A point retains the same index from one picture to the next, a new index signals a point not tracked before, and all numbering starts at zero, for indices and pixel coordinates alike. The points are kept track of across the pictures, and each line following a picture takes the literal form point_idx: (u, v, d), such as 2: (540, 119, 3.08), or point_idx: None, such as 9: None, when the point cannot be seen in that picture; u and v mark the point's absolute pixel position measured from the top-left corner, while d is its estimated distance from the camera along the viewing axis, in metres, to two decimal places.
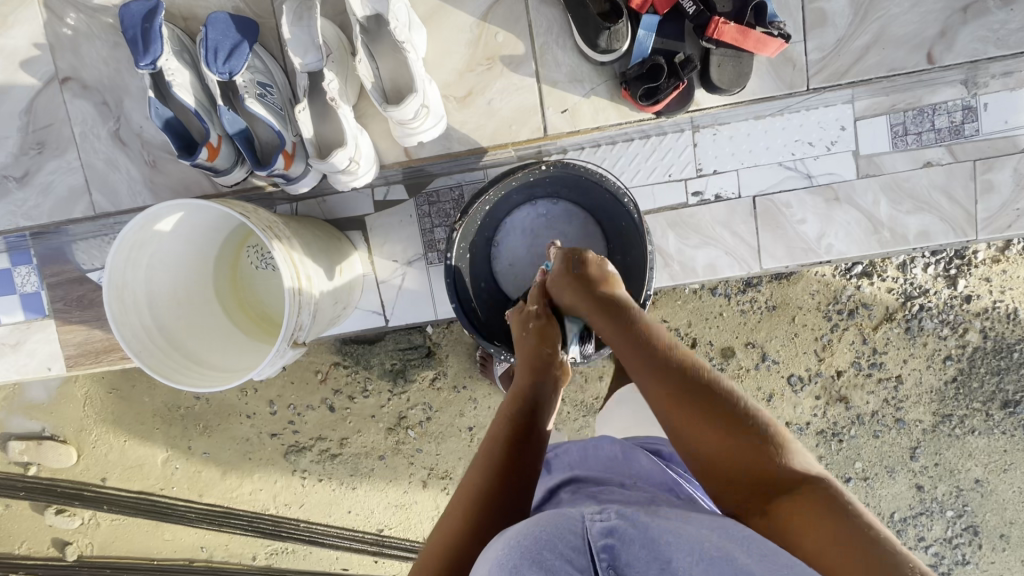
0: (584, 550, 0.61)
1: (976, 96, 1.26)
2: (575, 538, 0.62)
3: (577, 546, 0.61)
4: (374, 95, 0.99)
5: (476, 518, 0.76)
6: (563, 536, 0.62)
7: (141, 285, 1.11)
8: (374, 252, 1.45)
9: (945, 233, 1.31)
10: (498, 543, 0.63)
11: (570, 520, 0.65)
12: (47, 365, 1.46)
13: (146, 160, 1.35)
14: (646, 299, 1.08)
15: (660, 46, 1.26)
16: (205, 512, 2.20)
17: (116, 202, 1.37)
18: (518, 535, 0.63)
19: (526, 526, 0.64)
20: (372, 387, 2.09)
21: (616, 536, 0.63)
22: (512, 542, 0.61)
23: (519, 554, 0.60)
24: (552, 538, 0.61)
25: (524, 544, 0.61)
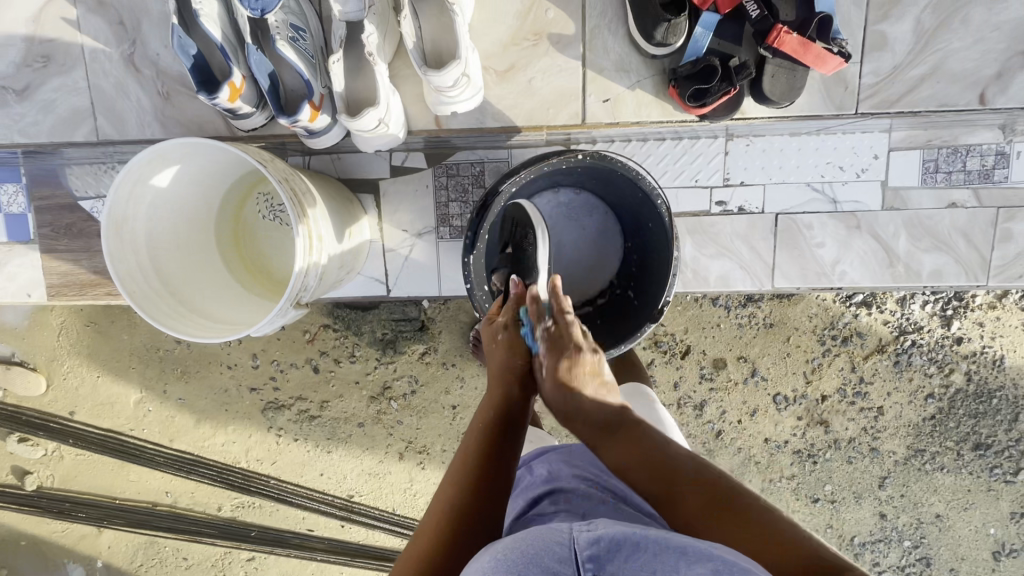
0: (568, 559, 0.60)
1: (1011, 143, 1.25)
2: (561, 549, 0.61)
3: (561, 557, 0.60)
4: (414, 56, 0.93)
5: (446, 534, 0.74)
6: (546, 548, 0.61)
7: (142, 222, 1.05)
8: (385, 218, 1.41)
9: (957, 275, 1.31)
10: (483, 556, 0.64)
11: (556, 534, 0.64)
12: (28, 291, 1.40)
13: (159, 90, 1.27)
14: (662, 306, 1.04)
15: (715, 46, 1.22)
16: (174, 457, 2.17)
17: (122, 131, 1.30)
18: (503, 550, 0.63)
19: (511, 543, 0.64)
20: (359, 353, 2.07)
21: (602, 545, 0.61)
22: (496, 558, 0.62)
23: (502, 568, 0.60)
24: (537, 551, 0.61)
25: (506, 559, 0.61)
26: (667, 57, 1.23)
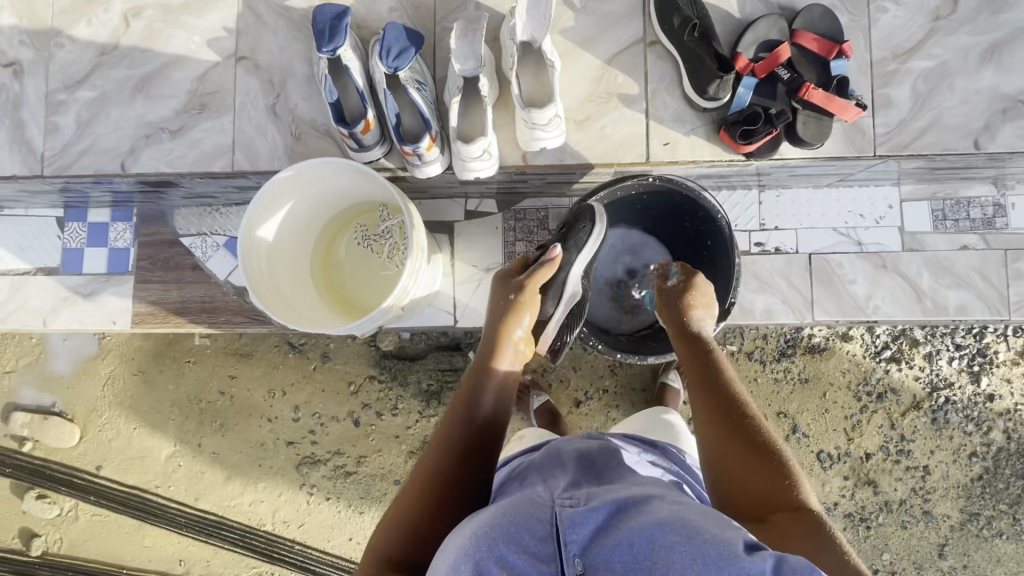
0: (548, 539, 0.66)
1: (1005, 197, 1.46)
2: (541, 527, 0.68)
3: (541, 535, 0.66)
4: (518, 100, 1.16)
5: (439, 501, 0.84)
6: (526, 528, 0.67)
7: (263, 233, 1.22)
8: (456, 256, 1.56)
9: (981, 310, 1.44)
10: (466, 530, 0.71)
11: (543, 510, 0.71)
12: (114, 319, 1.65)
13: None
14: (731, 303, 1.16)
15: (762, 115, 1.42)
16: (195, 518, 2.17)
17: None
18: (488, 525, 0.70)
19: (495, 516, 0.70)
20: (402, 405, 2.10)
21: (582, 525, 0.67)
22: (478, 534, 0.68)
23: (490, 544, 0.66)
24: (519, 529, 0.67)
25: (490, 532, 0.68)
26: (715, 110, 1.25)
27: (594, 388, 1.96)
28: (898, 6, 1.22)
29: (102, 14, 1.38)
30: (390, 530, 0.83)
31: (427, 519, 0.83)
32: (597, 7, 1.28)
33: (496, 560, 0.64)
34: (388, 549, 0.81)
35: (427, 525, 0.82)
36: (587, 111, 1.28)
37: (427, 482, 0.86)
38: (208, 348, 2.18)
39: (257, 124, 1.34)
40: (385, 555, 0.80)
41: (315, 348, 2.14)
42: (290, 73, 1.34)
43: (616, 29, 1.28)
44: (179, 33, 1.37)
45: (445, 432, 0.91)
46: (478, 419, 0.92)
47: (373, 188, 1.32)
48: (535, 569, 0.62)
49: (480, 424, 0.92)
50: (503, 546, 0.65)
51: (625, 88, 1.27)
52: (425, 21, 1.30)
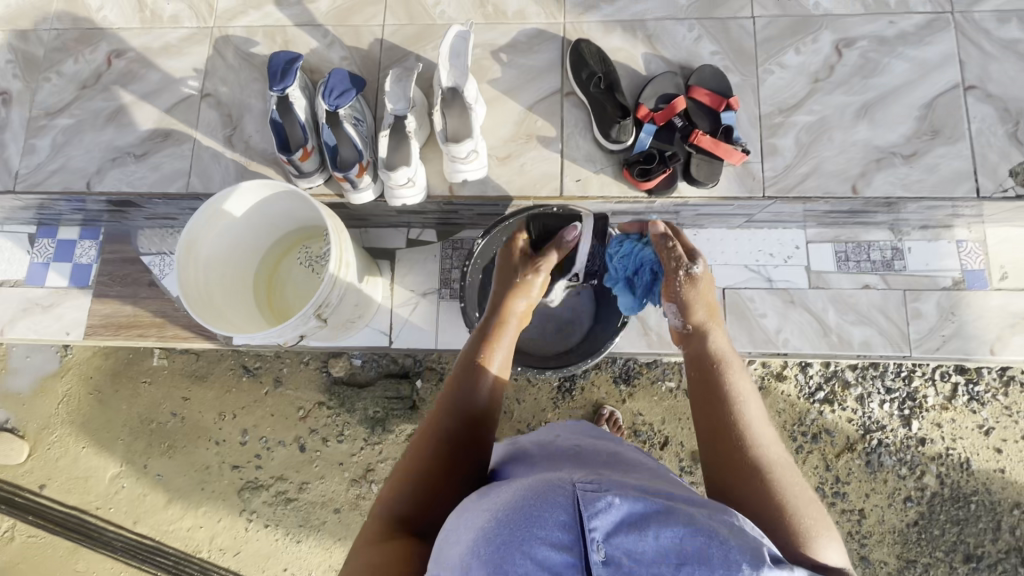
0: (573, 524, 0.55)
1: (902, 241, 1.57)
2: (564, 512, 0.57)
3: (564, 520, 0.56)
4: (440, 136, 1.30)
5: (446, 457, 0.85)
6: (547, 509, 0.57)
7: (206, 247, 1.32)
8: (396, 280, 1.66)
9: (883, 346, 1.53)
10: (484, 514, 0.62)
11: (561, 491, 0.61)
12: (68, 330, 1.73)
13: None
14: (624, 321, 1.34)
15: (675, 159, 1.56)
16: (132, 542, 2.14)
17: None
18: (501, 510, 0.60)
19: (515, 501, 0.61)
20: (348, 432, 2.12)
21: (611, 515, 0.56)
22: (495, 520, 0.58)
23: (501, 530, 0.57)
24: (538, 514, 0.57)
25: (511, 517, 0.58)
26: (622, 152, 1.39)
27: (536, 420, 1.96)
28: (782, 70, 1.40)
29: (89, 53, 1.57)
30: (398, 488, 0.82)
31: (435, 470, 0.84)
32: (522, 62, 1.46)
33: (518, 548, 0.54)
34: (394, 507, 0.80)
35: (430, 478, 0.83)
36: (509, 150, 1.42)
37: (437, 443, 0.87)
38: (164, 369, 2.22)
39: (213, 151, 1.48)
40: (391, 510, 0.79)
41: (268, 372, 2.18)
42: (249, 108, 1.50)
43: (538, 80, 1.45)
44: (155, 71, 1.54)
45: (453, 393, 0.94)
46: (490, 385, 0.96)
47: (311, 212, 1.44)
48: (558, 557, 0.52)
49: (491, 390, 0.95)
50: (518, 535, 0.55)
51: (543, 131, 1.42)
52: (371, 70, 1.48)
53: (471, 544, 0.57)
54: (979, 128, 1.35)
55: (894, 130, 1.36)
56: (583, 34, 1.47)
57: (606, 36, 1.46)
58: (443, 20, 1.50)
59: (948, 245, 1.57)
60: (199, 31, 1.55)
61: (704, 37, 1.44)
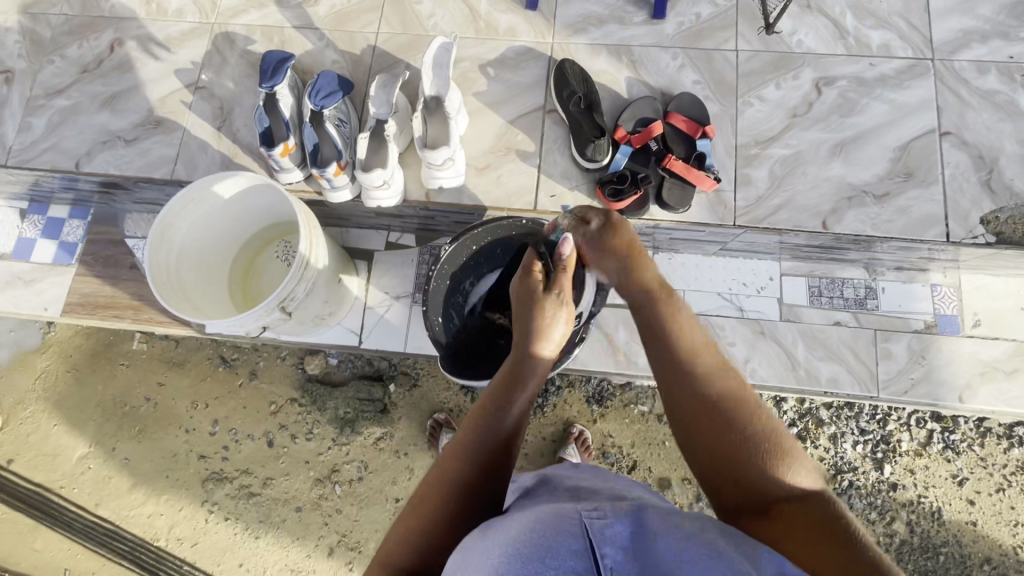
0: (583, 551, 0.58)
1: (876, 281, 1.57)
2: (573, 540, 0.60)
3: (575, 549, 0.58)
4: (418, 141, 1.32)
5: (462, 507, 0.78)
6: (558, 539, 0.59)
7: (180, 232, 1.34)
8: (372, 281, 1.67)
9: (851, 385, 1.51)
10: (493, 548, 0.62)
11: (571, 522, 0.63)
12: (46, 306, 1.76)
13: None
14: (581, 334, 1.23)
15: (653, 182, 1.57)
16: (92, 525, 2.13)
17: None
18: (514, 542, 0.61)
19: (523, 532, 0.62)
20: (317, 430, 2.12)
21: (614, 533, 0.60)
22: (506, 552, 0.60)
23: (515, 564, 0.57)
24: (549, 544, 0.59)
25: (522, 549, 0.60)
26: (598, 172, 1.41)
27: None
28: (761, 103, 1.42)
29: (94, 39, 1.62)
30: (408, 537, 0.78)
31: (451, 522, 0.78)
32: (508, 78, 1.49)
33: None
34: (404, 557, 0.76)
35: (443, 532, 0.77)
36: (488, 160, 1.44)
37: (452, 490, 0.79)
38: (143, 353, 2.23)
39: (201, 141, 1.52)
40: (399, 560, 0.75)
41: (245, 364, 2.19)
42: (239, 103, 1.54)
43: (522, 96, 1.48)
44: (154, 61, 1.59)
45: (470, 432, 0.84)
46: (507, 419, 0.84)
47: (289, 207, 1.46)
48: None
49: (509, 423, 0.84)
50: (531, 566, 0.57)
51: (522, 144, 1.45)
52: (362, 74, 1.52)
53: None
54: (952, 174, 1.36)
55: (868, 169, 1.37)
56: (569, 55, 1.50)
57: (592, 58, 1.49)
58: (435, 32, 1.54)
59: (922, 288, 1.56)
60: (201, 26, 1.60)
61: (687, 66, 1.47)
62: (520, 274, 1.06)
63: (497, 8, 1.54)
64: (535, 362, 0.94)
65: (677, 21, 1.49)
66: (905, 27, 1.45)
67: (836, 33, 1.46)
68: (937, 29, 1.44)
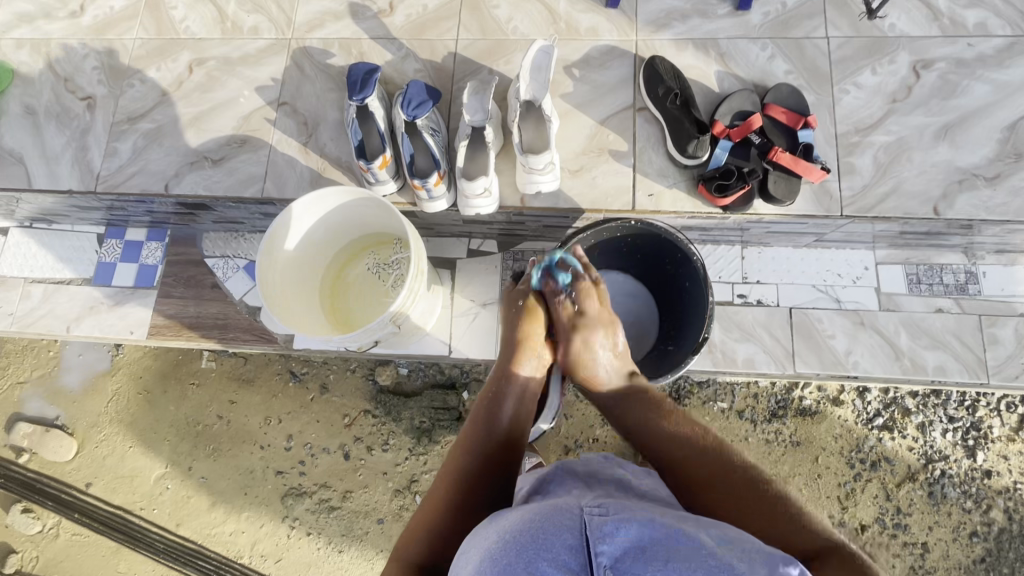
0: (580, 548, 0.57)
1: (976, 265, 1.54)
2: (571, 536, 0.58)
3: (572, 545, 0.57)
4: (518, 147, 1.31)
5: (457, 495, 0.84)
6: (556, 534, 0.59)
7: (283, 250, 1.33)
8: (457, 290, 1.66)
9: (959, 372, 1.48)
10: (493, 536, 0.64)
11: (567, 522, 0.61)
12: (132, 329, 1.77)
13: None
14: (704, 338, 1.20)
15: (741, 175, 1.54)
16: (175, 545, 2.15)
17: None
18: (513, 532, 0.62)
19: (523, 524, 0.63)
20: (393, 441, 2.11)
21: (614, 535, 0.58)
22: (505, 542, 0.61)
23: (509, 554, 0.58)
24: (546, 537, 0.59)
25: (518, 538, 0.60)
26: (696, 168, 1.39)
27: (585, 437, 1.91)
28: (858, 89, 1.40)
29: (171, 62, 1.62)
30: (417, 531, 0.83)
31: (455, 521, 0.83)
32: (594, 78, 1.48)
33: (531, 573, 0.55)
34: (414, 549, 0.81)
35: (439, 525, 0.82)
36: (581, 163, 1.43)
37: (447, 478, 0.86)
38: (212, 372, 2.23)
39: (289, 157, 1.52)
40: (418, 557, 0.80)
41: (315, 379, 2.18)
42: (323, 117, 1.53)
43: (610, 96, 1.46)
44: (234, 79, 1.59)
45: (466, 431, 0.92)
46: (497, 426, 0.93)
47: (384, 220, 1.45)
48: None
49: (499, 429, 0.92)
50: (524, 556, 0.57)
51: (614, 145, 1.43)
52: (445, 82, 1.51)
53: (482, 565, 0.60)
54: None
55: (976, 152, 1.34)
56: (655, 52, 1.48)
57: (679, 53, 1.47)
58: (516, 36, 1.53)
59: None
60: (278, 42, 1.60)
61: (778, 56, 1.44)
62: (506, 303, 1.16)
63: (577, 8, 1.53)
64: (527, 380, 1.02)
65: (763, 11, 1.47)
66: (1001, 4, 1.42)
67: (929, 15, 1.43)
68: None
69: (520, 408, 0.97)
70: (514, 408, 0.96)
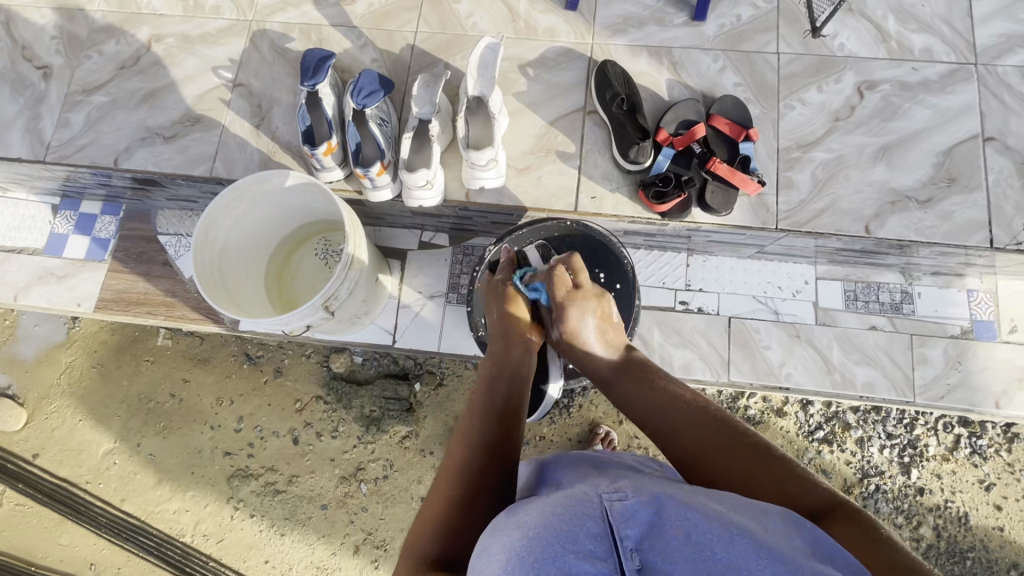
0: (604, 535, 0.56)
1: (912, 286, 1.57)
2: (594, 524, 0.58)
3: (596, 533, 0.56)
4: (460, 141, 1.32)
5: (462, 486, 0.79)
6: (577, 524, 0.57)
7: (223, 231, 1.34)
8: (405, 281, 1.67)
9: (887, 390, 1.52)
10: (512, 532, 0.61)
11: (586, 511, 0.60)
12: (79, 301, 1.76)
13: None
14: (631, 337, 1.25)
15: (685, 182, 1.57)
16: (118, 521, 2.14)
17: None
18: (533, 530, 0.59)
19: (543, 516, 0.61)
20: (343, 429, 2.12)
21: (635, 519, 0.58)
22: (528, 537, 0.58)
23: (534, 555, 0.55)
24: (568, 527, 0.57)
25: (538, 537, 0.57)
26: (640, 173, 1.41)
27: (530, 434, 1.91)
28: (803, 105, 1.42)
29: (131, 36, 1.62)
30: (422, 534, 0.77)
31: (462, 509, 0.77)
32: (548, 78, 1.49)
33: (555, 568, 0.53)
34: (422, 550, 0.74)
35: (452, 512, 0.77)
36: (528, 161, 1.44)
37: (453, 478, 0.81)
38: (168, 350, 2.23)
39: (240, 139, 1.52)
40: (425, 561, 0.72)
41: (270, 362, 2.18)
42: (277, 101, 1.54)
43: (562, 97, 1.48)
44: (192, 58, 1.59)
45: (467, 424, 0.89)
46: (498, 403, 0.92)
47: (328, 206, 1.46)
48: (592, 566, 0.52)
49: (499, 406, 0.91)
50: (549, 552, 0.55)
51: (562, 146, 1.44)
52: (401, 74, 1.52)
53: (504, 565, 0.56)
54: (996, 179, 1.35)
55: (911, 174, 1.37)
56: (610, 56, 1.49)
57: (633, 59, 1.49)
58: (474, 32, 1.54)
59: (959, 293, 1.56)
60: (239, 23, 1.60)
61: (728, 68, 1.46)
62: (487, 294, 1.20)
63: (537, 8, 1.54)
64: (517, 364, 1.02)
65: (718, 22, 1.49)
66: (948, 31, 1.44)
67: (878, 36, 1.45)
68: (979, 34, 1.44)
69: (516, 390, 0.96)
70: (513, 395, 0.94)
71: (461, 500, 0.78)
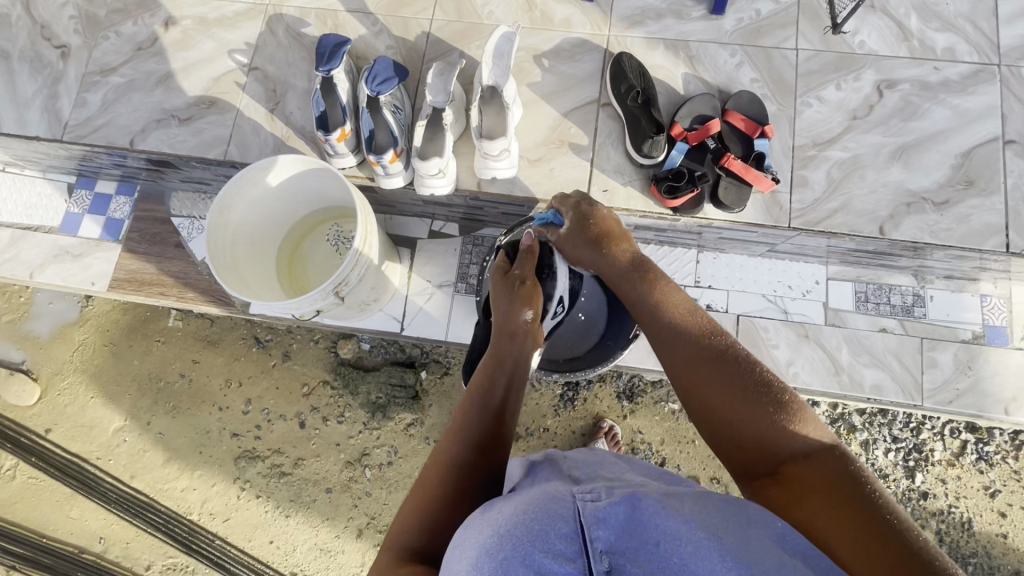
0: (575, 535, 0.56)
1: (924, 289, 1.55)
2: (565, 524, 0.58)
3: (567, 533, 0.57)
4: (474, 131, 1.32)
5: (452, 482, 0.80)
6: (549, 523, 0.57)
7: (235, 215, 1.35)
8: (414, 270, 1.68)
9: (894, 393, 1.51)
10: (484, 526, 0.60)
11: (559, 508, 0.60)
12: (93, 280, 1.79)
13: None
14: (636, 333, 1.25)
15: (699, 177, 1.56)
16: (127, 497, 2.19)
17: None
18: (505, 524, 0.58)
19: (514, 510, 0.60)
20: (349, 414, 2.14)
21: (608, 519, 0.58)
22: (500, 533, 0.57)
23: (503, 551, 0.54)
24: (543, 525, 0.57)
25: (509, 532, 0.56)
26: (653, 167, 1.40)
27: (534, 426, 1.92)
28: (821, 103, 1.41)
29: (148, 17, 1.62)
30: (407, 519, 0.78)
31: (448, 500, 0.78)
32: (563, 69, 1.48)
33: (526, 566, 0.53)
34: (405, 538, 0.75)
35: (439, 502, 0.78)
36: (541, 153, 1.44)
37: (441, 471, 0.82)
38: (178, 331, 2.25)
39: (254, 123, 1.53)
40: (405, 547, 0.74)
41: (279, 346, 2.20)
42: (292, 86, 1.54)
43: (577, 89, 1.47)
44: (207, 41, 1.59)
45: (460, 417, 0.89)
46: (492, 398, 0.91)
47: (341, 193, 1.47)
48: (563, 568, 0.53)
49: (493, 402, 0.90)
50: (520, 551, 0.54)
51: (575, 138, 1.44)
52: (416, 61, 1.52)
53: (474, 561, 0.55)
54: (1015, 183, 1.33)
55: (928, 176, 1.35)
56: (625, 49, 1.48)
57: (649, 52, 1.47)
58: (490, 21, 1.53)
59: (972, 298, 1.54)
60: (255, 7, 1.60)
61: (746, 63, 1.45)
62: (501, 288, 1.11)
63: None
64: (515, 359, 1.00)
65: (736, 17, 1.47)
66: (972, 30, 1.42)
67: (900, 35, 1.43)
68: (1004, 35, 1.41)
69: (512, 386, 0.95)
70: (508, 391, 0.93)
71: (449, 492, 0.79)
